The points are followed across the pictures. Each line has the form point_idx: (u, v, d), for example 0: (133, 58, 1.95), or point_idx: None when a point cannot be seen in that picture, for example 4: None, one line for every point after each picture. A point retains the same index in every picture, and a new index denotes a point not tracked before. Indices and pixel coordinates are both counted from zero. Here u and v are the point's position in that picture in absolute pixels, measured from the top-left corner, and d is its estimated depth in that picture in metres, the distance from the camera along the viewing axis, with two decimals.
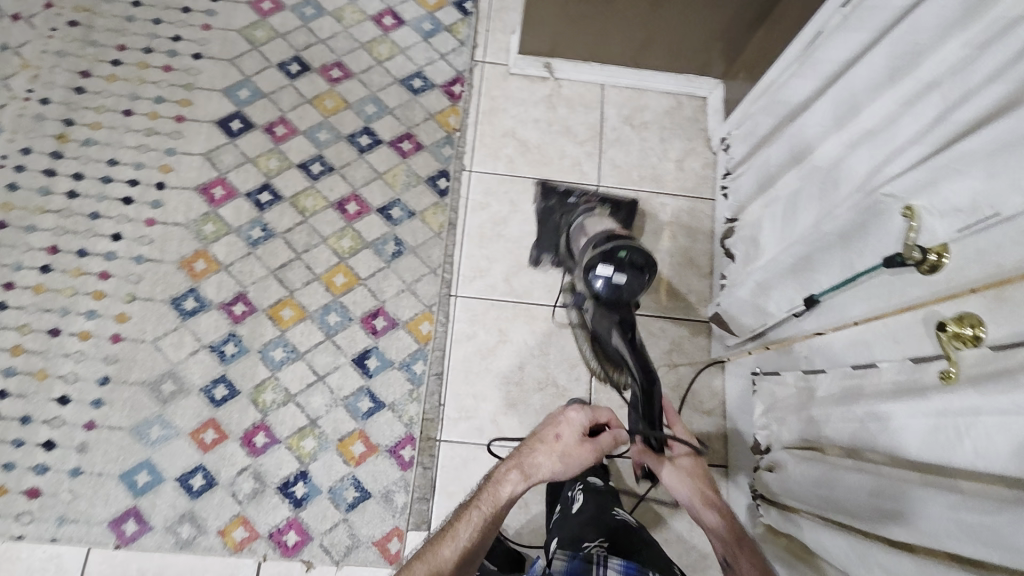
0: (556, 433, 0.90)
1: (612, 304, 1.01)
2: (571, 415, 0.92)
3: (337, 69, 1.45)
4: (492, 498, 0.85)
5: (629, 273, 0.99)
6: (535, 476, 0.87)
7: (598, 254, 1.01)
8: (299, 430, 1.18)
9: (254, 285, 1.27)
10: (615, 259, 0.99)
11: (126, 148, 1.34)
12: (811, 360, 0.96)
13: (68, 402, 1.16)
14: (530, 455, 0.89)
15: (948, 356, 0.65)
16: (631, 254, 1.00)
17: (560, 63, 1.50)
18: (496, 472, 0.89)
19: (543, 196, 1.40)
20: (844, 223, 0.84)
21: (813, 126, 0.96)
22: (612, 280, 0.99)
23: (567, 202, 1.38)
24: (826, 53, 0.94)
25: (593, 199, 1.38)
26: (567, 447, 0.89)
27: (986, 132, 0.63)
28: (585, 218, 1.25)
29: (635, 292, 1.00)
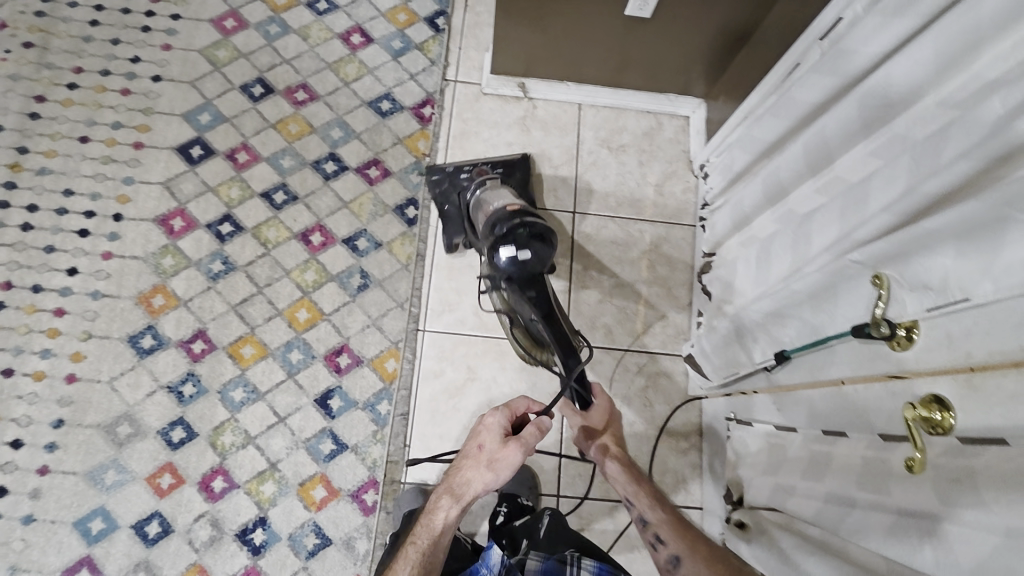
0: (479, 444, 0.96)
1: (527, 281, 0.97)
2: (489, 420, 0.99)
3: (302, 91, 1.40)
4: (428, 528, 0.90)
5: (534, 246, 0.95)
6: (467, 493, 0.92)
7: (494, 239, 0.97)
8: (258, 474, 1.15)
9: (214, 322, 1.23)
10: (512, 237, 0.95)
11: (82, 177, 1.29)
12: (782, 414, 0.91)
13: (21, 446, 1.13)
14: (459, 475, 0.94)
15: (915, 442, 0.57)
16: (527, 229, 0.96)
17: (535, 83, 1.44)
18: (432, 497, 0.96)
19: (433, 182, 1.21)
20: (813, 284, 0.78)
21: (786, 170, 0.89)
22: (517, 258, 0.94)
23: (460, 181, 1.20)
24: (796, 92, 0.86)
25: (486, 170, 1.21)
26: (493, 454, 0.94)
27: (952, 212, 0.56)
28: (481, 191, 1.13)
29: (542, 263, 0.97)
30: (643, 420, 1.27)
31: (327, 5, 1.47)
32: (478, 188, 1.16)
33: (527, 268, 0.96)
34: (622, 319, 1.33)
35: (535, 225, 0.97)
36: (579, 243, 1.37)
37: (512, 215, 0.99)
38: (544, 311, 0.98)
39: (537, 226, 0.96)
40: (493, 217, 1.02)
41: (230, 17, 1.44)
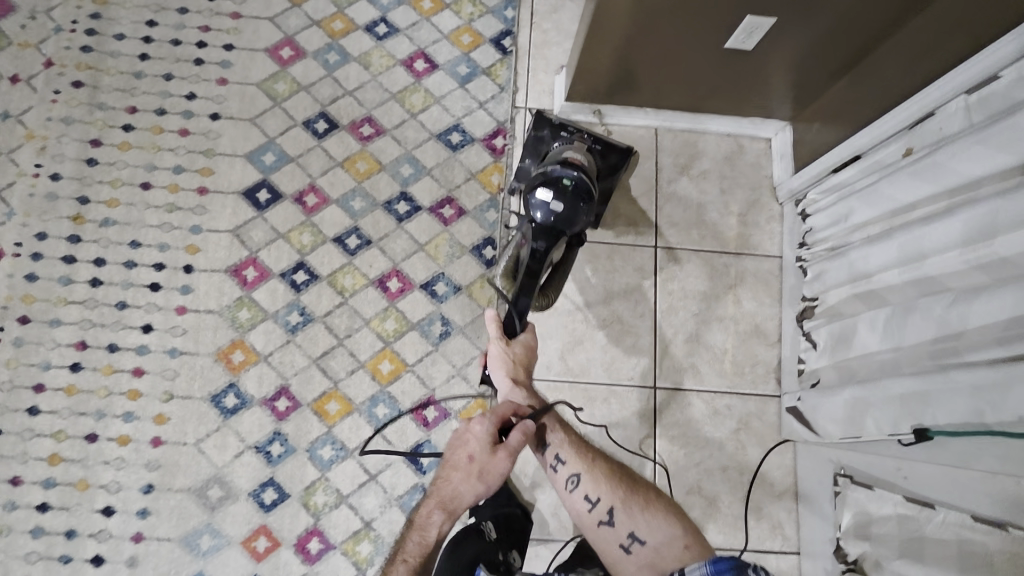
0: (467, 454, 0.87)
1: (545, 230, 0.99)
2: (474, 428, 0.89)
3: (368, 125, 1.33)
4: (418, 543, 0.84)
5: (567, 200, 0.99)
6: (457, 505, 0.85)
7: (541, 178, 1.02)
8: (354, 534, 1.14)
9: (296, 377, 1.19)
10: (556, 185, 1.00)
11: (148, 227, 1.24)
12: (913, 485, 0.89)
13: (113, 513, 1.11)
14: (447, 487, 0.86)
15: None
16: (574, 185, 1.01)
17: (611, 109, 1.36)
18: (418, 505, 0.88)
19: (536, 125, 1.22)
20: (982, 378, 0.73)
21: (932, 239, 0.83)
22: (549, 206, 0.99)
23: (559, 135, 1.21)
24: (956, 162, 0.81)
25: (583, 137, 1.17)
26: (484, 464, 0.86)
27: None
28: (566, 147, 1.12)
29: (565, 226, 0.99)
30: (736, 465, 1.24)
31: (387, 29, 1.39)
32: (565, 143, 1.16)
33: (552, 221, 0.99)
34: (710, 358, 1.29)
35: (584, 184, 1.01)
36: (663, 280, 1.32)
37: (573, 168, 1.04)
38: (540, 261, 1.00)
39: (584, 188, 1.01)
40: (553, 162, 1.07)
41: (286, 46, 1.36)
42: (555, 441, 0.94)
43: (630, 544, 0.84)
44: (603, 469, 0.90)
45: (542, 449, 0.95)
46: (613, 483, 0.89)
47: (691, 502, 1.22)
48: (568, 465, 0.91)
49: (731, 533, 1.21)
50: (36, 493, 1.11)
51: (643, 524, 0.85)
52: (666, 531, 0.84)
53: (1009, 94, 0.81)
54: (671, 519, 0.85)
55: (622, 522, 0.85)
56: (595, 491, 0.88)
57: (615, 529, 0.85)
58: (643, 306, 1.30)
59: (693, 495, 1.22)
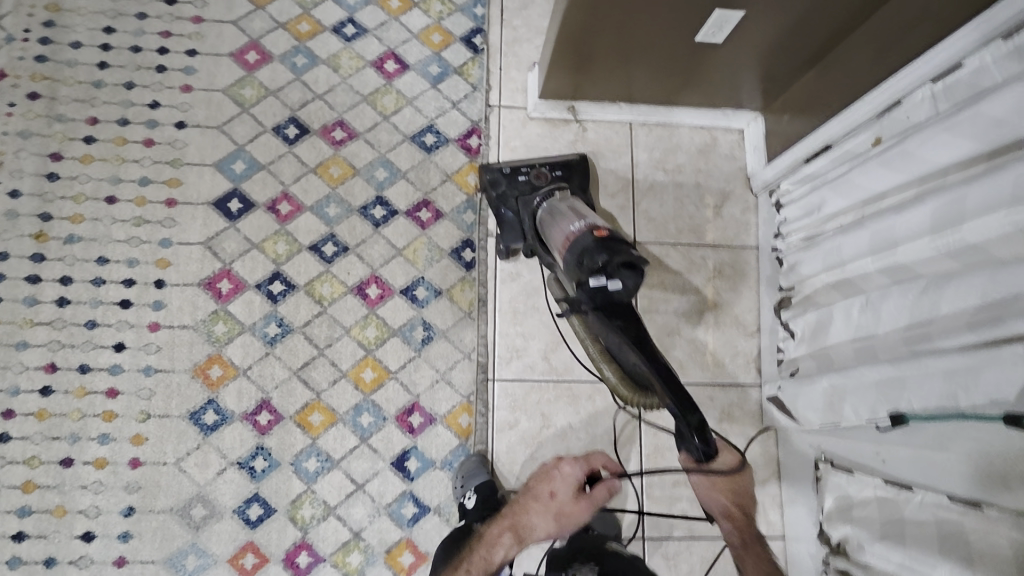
0: (551, 491, 0.95)
1: (613, 311, 0.90)
2: (565, 469, 0.96)
3: (340, 129, 1.30)
4: (483, 560, 0.92)
5: (622, 276, 0.88)
6: (529, 537, 0.92)
7: (581, 274, 0.90)
8: (343, 545, 1.13)
9: (277, 390, 1.17)
10: (600, 268, 0.88)
11: (115, 242, 1.20)
12: (892, 469, 0.90)
13: (92, 538, 1.08)
14: (524, 517, 0.95)
15: None
16: (612, 256, 0.88)
17: (585, 105, 1.36)
18: (490, 524, 0.98)
19: (493, 183, 1.22)
20: (954, 363, 0.74)
21: (904, 227, 0.84)
22: (607, 290, 0.89)
23: (518, 179, 1.22)
24: (925, 150, 0.82)
25: (544, 172, 1.22)
26: (563, 506, 0.93)
27: None
28: (548, 204, 1.15)
29: (631, 294, 0.90)
30: None
31: (355, 30, 1.36)
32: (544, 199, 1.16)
33: (618, 300, 0.90)
34: (692, 351, 1.30)
35: (627, 249, 0.90)
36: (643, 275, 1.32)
37: (602, 241, 0.91)
38: (634, 339, 0.88)
39: (633, 255, 0.89)
40: (577, 244, 0.93)
41: (251, 50, 1.32)
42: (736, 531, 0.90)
43: None
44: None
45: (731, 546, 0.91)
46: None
47: (677, 494, 1.24)
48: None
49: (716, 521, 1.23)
50: (11, 522, 1.08)
51: None
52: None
53: (975, 82, 0.82)
54: None
55: None
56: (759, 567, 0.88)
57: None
58: None
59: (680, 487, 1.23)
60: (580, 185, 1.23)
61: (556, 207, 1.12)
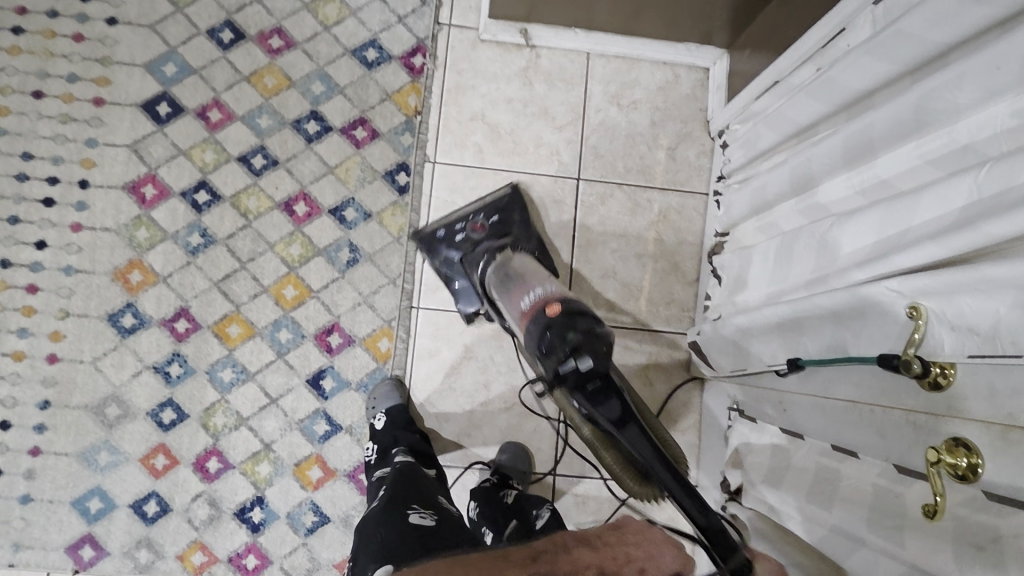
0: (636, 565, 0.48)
1: (600, 394, 0.74)
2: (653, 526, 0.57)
3: (277, 37, 1.24)
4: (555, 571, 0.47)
5: (592, 355, 0.75)
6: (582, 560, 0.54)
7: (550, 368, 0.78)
8: (253, 455, 1.14)
9: (196, 300, 1.17)
10: (565, 346, 0.76)
11: (41, 139, 1.18)
12: (789, 416, 0.87)
13: (9, 427, 1.11)
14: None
15: (935, 487, 0.53)
16: (578, 333, 0.77)
17: (538, 29, 1.28)
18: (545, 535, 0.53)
19: (427, 249, 1.20)
20: (837, 302, 0.69)
21: (819, 162, 0.78)
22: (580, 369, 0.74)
23: (456, 246, 1.18)
24: (847, 77, 0.75)
25: (479, 224, 1.18)
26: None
27: (997, 268, 0.49)
28: (488, 265, 1.05)
29: (608, 365, 0.76)
30: (643, 401, 1.24)
31: None
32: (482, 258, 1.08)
33: (597, 380, 0.75)
34: (626, 295, 1.26)
35: (583, 318, 0.79)
36: (585, 214, 1.27)
37: (554, 317, 0.80)
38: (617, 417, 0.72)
39: (590, 320, 0.79)
40: (534, 326, 0.82)
41: None
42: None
43: None
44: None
45: None
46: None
47: None
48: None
49: None
50: None
51: None
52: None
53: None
54: None
55: None
56: None
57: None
58: (561, 241, 1.26)
59: None
60: (518, 234, 1.19)
61: (514, 274, 1.01)
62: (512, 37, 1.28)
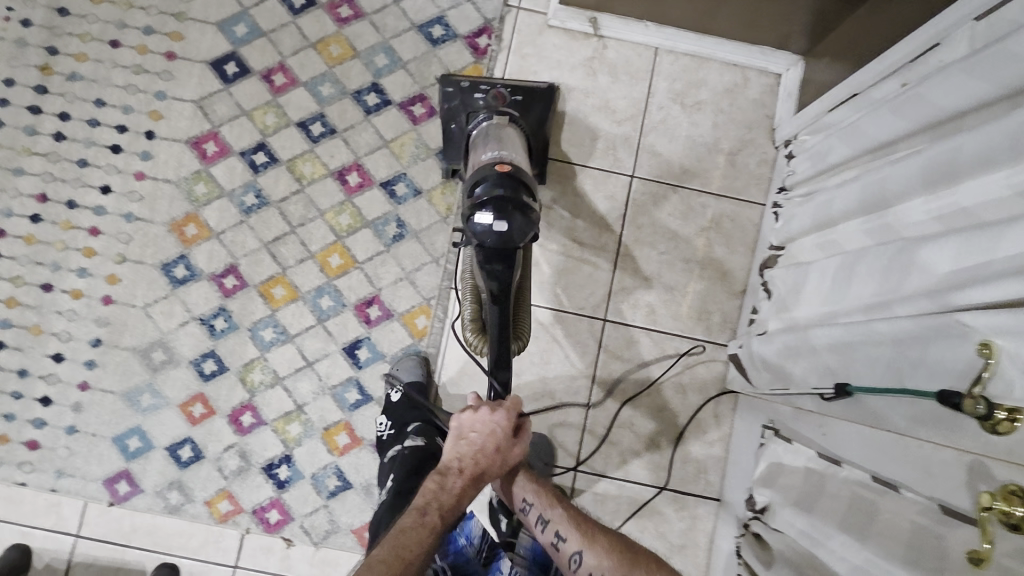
0: (490, 445, 0.85)
1: (497, 254, 0.85)
2: (495, 421, 0.86)
3: (346, 6, 1.25)
4: (448, 503, 0.80)
5: (512, 219, 0.82)
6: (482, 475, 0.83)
7: (471, 205, 0.85)
8: (285, 414, 1.17)
9: (246, 258, 1.20)
10: (493, 203, 0.83)
11: (114, 87, 1.22)
12: (829, 442, 0.85)
13: (62, 360, 1.17)
14: (468, 462, 0.83)
15: (984, 535, 0.51)
16: (510, 196, 0.84)
17: (609, 19, 1.26)
18: (425, 480, 0.82)
19: (444, 95, 1.13)
20: (902, 331, 0.66)
21: (895, 183, 0.74)
22: (492, 228, 0.83)
23: (472, 101, 1.12)
24: (936, 94, 0.70)
25: (502, 95, 1.11)
26: (503, 455, 0.85)
27: None
28: (487, 125, 1.04)
29: (519, 240, 0.84)
30: (673, 408, 1.23)
31: None
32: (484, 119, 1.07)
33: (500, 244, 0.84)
34: (668, 298, 1.25)
35: (521, 191, 0.85)
36: (634, 213, 1.26)
37: (501, 178, 0.85)
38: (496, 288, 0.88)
39: (525, 195, 0.85)
40: (479, 173, 0.88)
41: None
42: (554, 516, 0.86)
43: None
44: (602, 542, 0.82)
45: (540, 525, 0.86)
46: (616, 557, 0.80)
47: (620, 436, 1.22)
48: (569, 542, 0.83)
49: (654, 470, 1.22)
50: None
51: None
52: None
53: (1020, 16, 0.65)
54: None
55: None
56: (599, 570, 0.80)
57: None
58: (607, 237, 1.25)
59: (624, 429, 1.22)
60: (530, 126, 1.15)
61: (485, 128, 1.04)
62: (582, 26, 1.26)
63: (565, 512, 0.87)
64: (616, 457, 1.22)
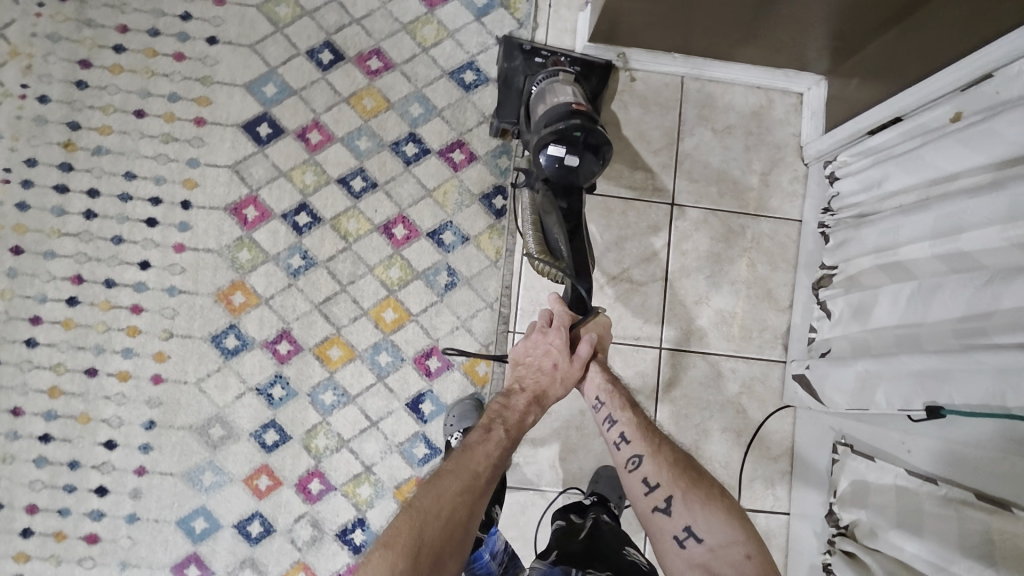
0: (550, 361, 0.94)
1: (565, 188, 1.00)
2: (553, 340, 0.96)
3: (376, 58, 1.24)
4: (515, 420, 0.89)
5: (584, 156, 0.99)
6: (546, 391, 0.93)
7: (552, 133, 0.98)
8: (354, 477, 1.15)
9: (298, 321, 1.17)
10: (567, 139, 0.98)
11: (143, 158, 1.18)
12: (918, 460, 0.89)
13: (115, 447, 1.12)
14: (530, 380, 0.94)
15: None
16: (585, 135, 0.98)
17: (636, 53, 1.27)
18: (492, 401, 0.92)
19: (507, 55, 1.18)
20: (1009, 361, 0.71)
21: (973, 215, 0.80)
22: (563, 162, 0.99)
23: (533, 63, 1.19)
24: (1012, 132, 0.77)
25: (561, 62, 1.17)
26: (563, 370, 0.93)
27: None
28: (549, 81, 1.11)
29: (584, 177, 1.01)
30: (735, 428, 1.25)
31: None
32: (546, 79, 1.14)
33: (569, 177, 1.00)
34: (718, 320, 1.27)
35: (595, 133, 0.99)
36: (677, 240, 1.28)
37: (575, 115, 1.00)
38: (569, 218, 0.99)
39: (598, 135, 0.99)
40: (553, 111, 1.02)
41: None
42: (622, 418, 0.92)
43: (682, 538, 0.81)
44: (664, 453, 0.88)
45: (608, 424, 0.93)
46: (673, 471, 0.86)
47: None
48: (632, 445, 0.89)
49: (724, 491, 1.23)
50: (38, 424, 1.12)
51: (694, 512, 0.82)
52: (724, 532, 0.81)
53: None
54: (710, 505, 0.83)
55: (676, 511, 0.83)
56: (655, 475, 0.86)
57: (669, 517, 0.83)
58: (654, 266, 1.27)
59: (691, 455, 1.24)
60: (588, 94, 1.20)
61: (544, 84, 1.12)
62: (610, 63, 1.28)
63: (634, 418, 0.92)
64: None
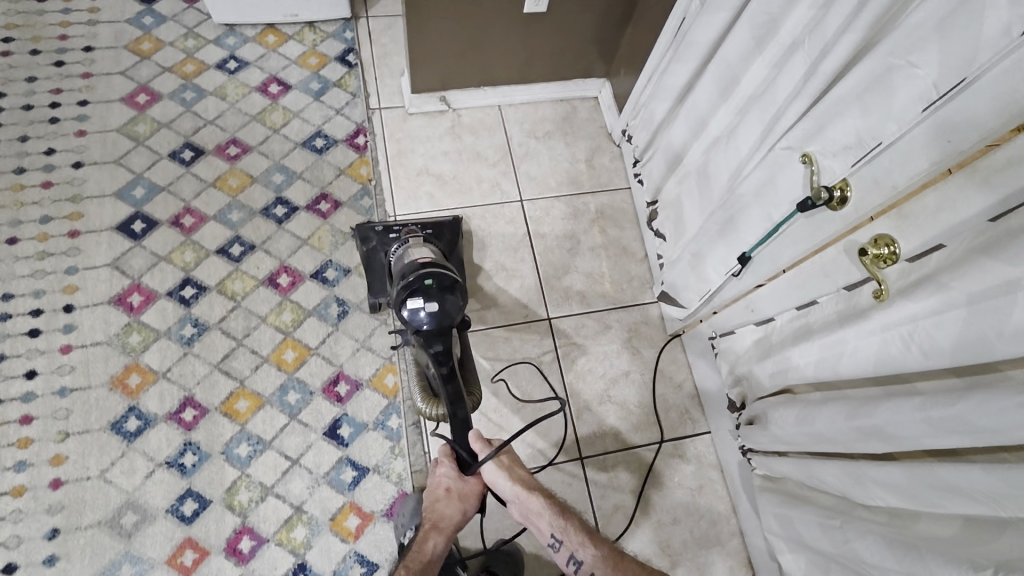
0: (443, 488, 0.90)
1: (433, 334, 0.91)
2: (441, 469, 0.92)
3: (233, 146, 1.41)
4: (416, 557, 0.87)
5: (440, 299, 0.92)
6: (444, 524, 0.88)
7: (402, 288, 0.94)
8: (286, 521, 1.12)
9: (199, 385, 1.19)
10: (420, 289, 0.93)
11: (20, 279, 1.23)
12: (760, 311, 1.04)
13: (16, 569, 1.04)
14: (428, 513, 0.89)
15: (876, 277, 0.74)
16: (438, 280, 0.94)
17: (455, 94, 1.53)
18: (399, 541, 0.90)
19: (362, 239, 1.20)
20: (756, 182, 0.92)
21: (705, 103, 1.04)
22: (427, 311, 0.92)
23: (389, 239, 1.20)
24: (696, 36, 1.02)
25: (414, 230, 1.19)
26: (461, 489, 0.91)
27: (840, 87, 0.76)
28: (403, 248, 1.12)
29: (453, 318, 0.93)
30: (637, 369, 1.36)
31: (237, 63, 1.51)
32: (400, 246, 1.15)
33: (435, 322, 0.92)
34: (591, 282, 1.42)
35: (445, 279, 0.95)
36: (535, 226, 1.46)
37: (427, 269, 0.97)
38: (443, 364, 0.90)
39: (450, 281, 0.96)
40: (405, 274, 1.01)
41: (140, 93, 1.43)
42: (588, 557, 0.90)
43: None
44: None
45: (573, 563, 0.90)
46: None
47: (606, 410, 1.31)
48: None
49: (646, 427, 1.31)
50: None
51: None
52: None
53: None
54: None
55: None
56: None
57: None
58: (522, 253, 1.43)
59: (606, 403, 1.32)
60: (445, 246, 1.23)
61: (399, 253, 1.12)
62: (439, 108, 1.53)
63: (603, 554, 0.90)
64: (611, 431, 1.30)
